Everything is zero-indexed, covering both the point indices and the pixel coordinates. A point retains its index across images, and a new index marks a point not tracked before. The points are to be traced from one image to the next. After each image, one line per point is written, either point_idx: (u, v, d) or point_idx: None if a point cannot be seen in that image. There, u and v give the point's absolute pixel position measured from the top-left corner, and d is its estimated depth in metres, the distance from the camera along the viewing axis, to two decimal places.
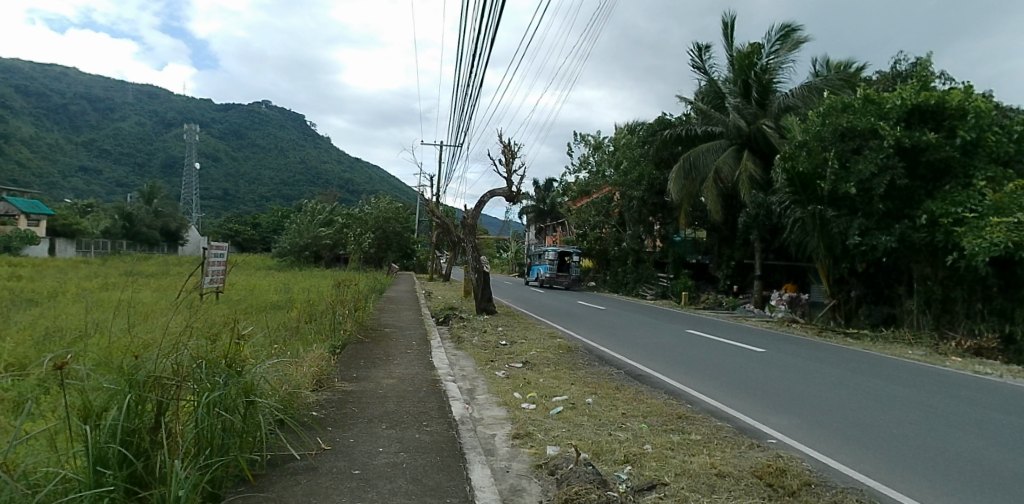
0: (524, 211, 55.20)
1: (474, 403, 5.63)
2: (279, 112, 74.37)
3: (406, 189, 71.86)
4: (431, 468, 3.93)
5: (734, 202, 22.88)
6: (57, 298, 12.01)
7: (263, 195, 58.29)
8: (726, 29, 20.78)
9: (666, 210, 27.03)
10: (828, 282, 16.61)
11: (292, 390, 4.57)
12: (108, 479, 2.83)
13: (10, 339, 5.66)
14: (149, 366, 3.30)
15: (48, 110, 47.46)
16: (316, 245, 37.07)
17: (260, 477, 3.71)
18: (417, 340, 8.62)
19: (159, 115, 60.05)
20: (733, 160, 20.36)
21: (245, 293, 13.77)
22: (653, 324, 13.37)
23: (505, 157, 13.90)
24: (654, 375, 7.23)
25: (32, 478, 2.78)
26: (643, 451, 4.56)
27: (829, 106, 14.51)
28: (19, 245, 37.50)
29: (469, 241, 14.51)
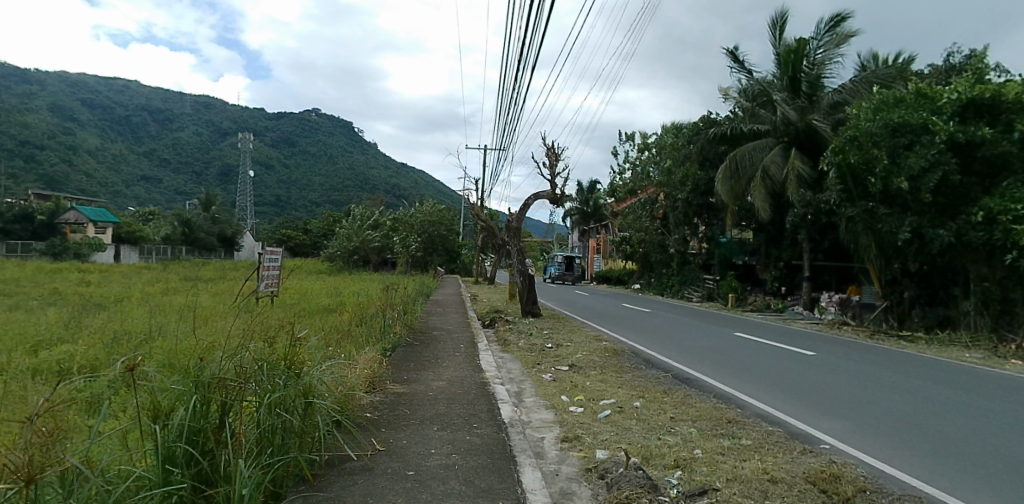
0: (568, 213, 55.55)
1: (523, 406, 5.63)
2: (329, 118, 75.38)
3: (452, 193, 71.96)
4: (483, 470, 3.95)
5: (781, 202, 22.31)
6: (123, 301, 12.65)
7: (314, 200, 61.08)
8: (776, 25, 20.36)
9: (711, 211, 26.59)
10: (879, 283, 16.07)
11: (348, 392, 4.64)
12: (176, 478, 2.96)
13: (82, 342, 5.86)
14: (213, 368, 3.47)
15: (112, 122, 56.50)
16: (365, 249, 38.00)
17: (319, 477, 3.81)
18: (465, 342, 8.71)
19: (215, 125, 63.25)
20: (781, 158, 19.99)
21: (299, 296, 14.24)
22: (700, 326, 13.20)
23: (549, 159, 13.83)
24: (701, 378, 7.16)
25: (108, 475, 2.93)
26: (693, 456, 4.48)
27: (879, 101, 14.04)
28: (88, 252, 39.25)
29: (514, 245, 14.54)
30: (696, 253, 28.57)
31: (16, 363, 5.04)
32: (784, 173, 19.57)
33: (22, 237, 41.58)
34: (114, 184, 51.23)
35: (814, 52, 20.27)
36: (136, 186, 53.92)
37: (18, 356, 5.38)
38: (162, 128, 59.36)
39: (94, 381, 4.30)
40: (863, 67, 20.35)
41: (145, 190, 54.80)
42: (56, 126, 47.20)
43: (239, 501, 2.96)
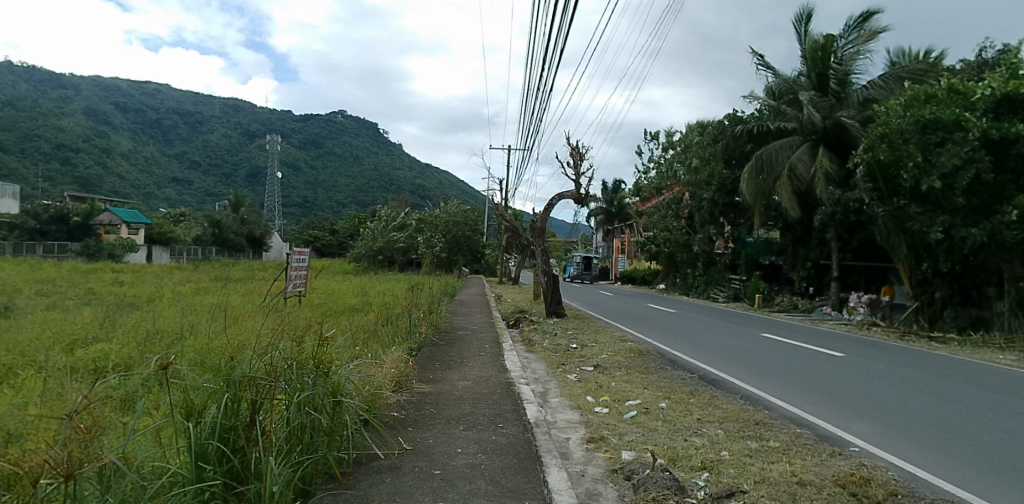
0: (593, 213, 55.64)
1: (548, 406, 5.61)
2: (355, 120, 76.07)
3: (476, 194, 72.10)
4: (509, 470, 3.94)
5: (809, 201, 21.98)
6: (155, 301, 12.95)
7: (341, 201, 61.94)
8: (801, 23, 20.13)
9: (737, 211, 26.34)
10: (909, 283, 15.73)
11: (375, 391, 4.66)
12: (209, 474, 3.00)
13: (117, 341, 5.98)
14: (244, 367, 3.52)
15: (143, 124, 61.43)
16: (389, 249, 37.95)
17: (347, 475, 3.85)
18: (491, 342, 8.73)
19: (244, 127, 65.28)
20: (808, 157, 19.65)
21: (325, 296, 14.44)
22: (726, 327, 13.03)
23: (574, 159, 13.79)
24: (728, 379, 7.06)
25: (143, 471, 2.98)
26: (721, 458, 4.43)
27: (910, 98, 13.75)
28: (121, 252, 40.65)
29: (538, 245, 14.51)
30: (723, 253, 28.24)
31: (53, 362, 5.15)
32: (811, 171, 19.30)
33: (57, 238, 41.87)
34: (147, 185, 54.86)
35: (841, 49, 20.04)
36: (167, 188, 57.02)
37: (55, 354, 5.49)
38: (192, 130, 63.48)
39: (129, 379, 4.39)
40: (892, 62, 19.98)
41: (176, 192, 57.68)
42: (89, 130, 51.81)
43: (270, 497, 2.98)
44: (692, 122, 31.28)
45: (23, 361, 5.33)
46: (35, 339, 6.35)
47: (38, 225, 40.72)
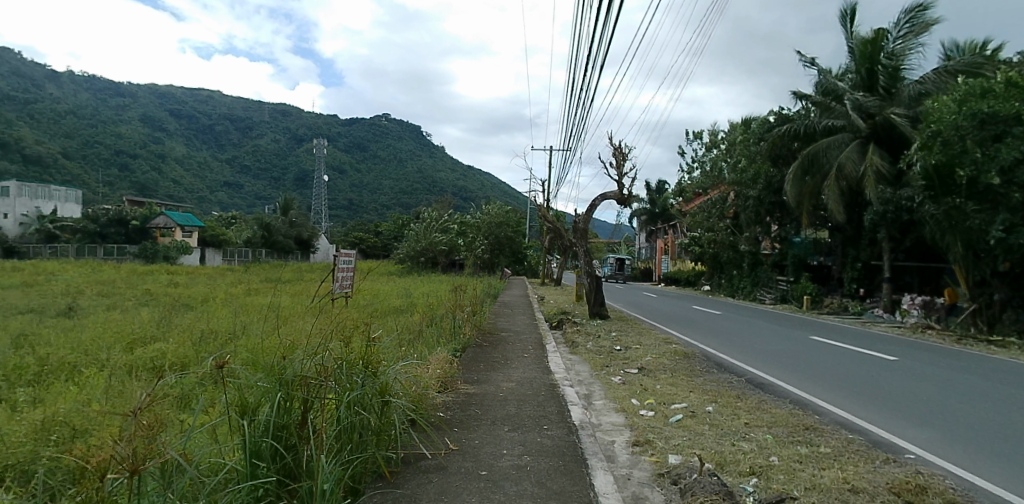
0: (635, 214, 55.80)
1: (592, 409, 5.57)
2: (399, 123, 77.08)
3: (518, 195, 72.19)
4: (554, 472, 3.92)
5: (859, 199, 21.33)
6: (208, 301, 13.52)
7: (384, 203, 62.96)
8: (846, 20, 19.61)
9: (785, 210, 25.84)
10: (966, 284, 15.32)
11: (422, 391, 4.70)
12: (263, 471, 3.08)
13: (174, 341, 6.15)
14: (296, 367, 3.59)
15: (197, 132, 66.88)
16: (432, 251, 37.76)
17: (396, 474, 3.88)
18: (534, 344, 8.73)
19: (291, 132, 69.02)
20: (857, 155, 19.16)
21: (371, 296, 14.86)
22: (772, 330, 12.74)
23: (616, 159, 13.65)
24: (777, 383, 6.90)
25: (201, 467, 3.07)
26: (770, 463, 4.33)
27: (965, 92, 13.21)
28: (175, 255, 42.35)
29: (581, 246, 14.40)
30: (769, 254, 27.79)
31: (115, 361, 5.34)
32: (860, 169, 18.79)
33: (116, 241, 44.52)
34: (199, 190, 59.01)
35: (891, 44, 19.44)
36: (219, 192, 61.01)
37: (116, 354, 5.67)
38: (243, 135, 67.68)
39: (189, 377, 4.53)
40: (945, 57, 19.13)
41: (227, 195, 61.72)
42: (147, 137, 57.99)
43: (321, 494, 3.02)
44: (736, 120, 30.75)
45: (87, 360, 5.56)
46: (98, 338, 6.60)
47: (98, 229, 43.75)
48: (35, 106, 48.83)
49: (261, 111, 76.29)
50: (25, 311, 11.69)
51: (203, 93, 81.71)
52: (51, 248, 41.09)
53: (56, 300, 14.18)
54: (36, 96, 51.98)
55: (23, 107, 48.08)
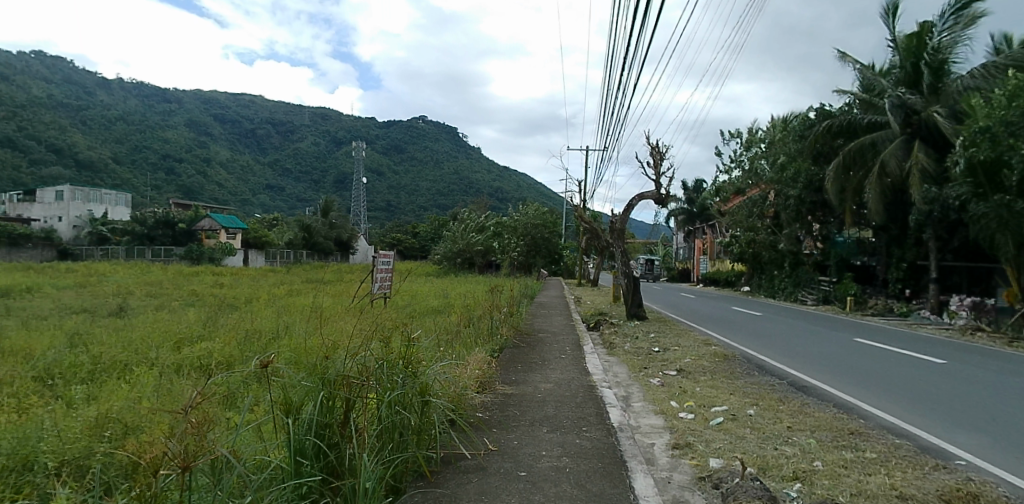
0: (673, 214, 56.24)
1: (631, 410, 5.53)
2: (435, 125, 77.84)
3: (554, 196, 72.10)
4: (593, 475, 3.88)
5: (903, 197, 20.70)
6: (253, 301, 13.91)
7: (421, 205, 63.73)
8: (889, 17, 19.11)
9: (827, 209, 25.33)
10: (1019, 284, 14.93)
11: (461, 391, 4.73)
12: (307, 470, 3.13)
13: (221, 340, 6.30)
14: (337, 367, 3.65)
15: (240, 136, 69.69)
16: (469, 252, 38.36)
17: (436, 474, 3.90)
18: (572, 345, 8.68)
19: (331, 135, 73.23)
20: (901, 152, 18.74)
21: (410, 296, 15.12)
22: (813, 331, 12.45)
23: (654, 158, 13.55)
24: (820, 386, 6.76)
25: (248, 465, 3.14)
26: (813, 469, 4.22)
27: (1015, 87, 12.63)
28: (219, 256, 43.11)
29: (618, 246, 14.38)
30: (811, 254, 27.34)
31: (164, 359, 5.49)
32: (904, 167, 18.38)
33: (163, 242, 45.91)
34: (242, 193, 61.44)
35: (937, 39, 18.82)
36: (261, 195, 63.56)
37: (165, 353, 5.85)
38: (285, 139, 70.80)
39: (235, 376, 4.65)
40: (995, 51, 18.27)
41: (269, 198, 63.93)
42: (193, 141, 61.68)
43: (363, 493, 3.06)
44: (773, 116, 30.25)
45: (137, 359, 5.72)
46: (147, 337, 6.83)
47: (146, 230, 44.96)
48: (87, 113, 55.17)
49: (303, 115, 79.86)
50: (78, 311, 12.17)
51: (244, 100, 84.46)
52: (102, 248, 42.80)
53: (107, 300, 14.79)
54: (88, 104, 57.97)
55: (77, 114, 54.36)
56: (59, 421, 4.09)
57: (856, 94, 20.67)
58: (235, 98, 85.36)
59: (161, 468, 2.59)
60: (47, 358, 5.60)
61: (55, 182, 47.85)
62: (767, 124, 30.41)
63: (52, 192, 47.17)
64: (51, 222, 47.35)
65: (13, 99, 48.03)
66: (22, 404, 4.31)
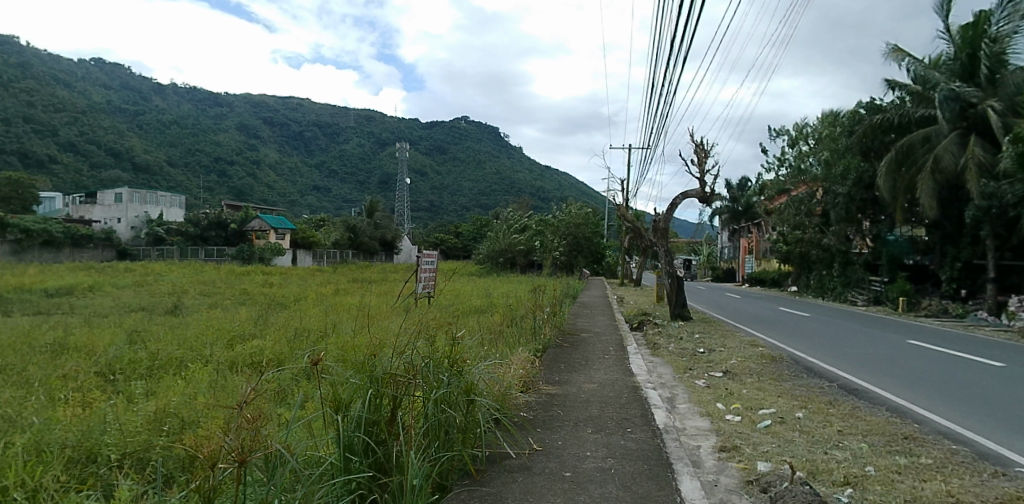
0: (717, 212, 55.79)
1: (676, 412, 5.47)
2: (477, 125, 78.26)
3: (595, 195, 71.57)
4: (640, 476, 3.83)
5: (958, 194, 20.37)
6: (303, 301, 14.12)
7: (464, 205, 64.09)
8: (940, 10, 18.45)
9: (877, 207, 24.60)
10: None
11: (505, 390, 4.77)
12: (356, 467, 3.18)
13: (270, 338, 6.48)
14: (386, 364, 3.70)
15: (288, 139, 73.34)
16: (511, 252, 38.55)
17: (481, 472, 3.92)
18: (615, 345, 8.59)
19: (375, 136, 75.51)
20: (957, 147, 18.18)
21: (454, 296, 15.13)
22: (862, 332, 12.10)
23: (698, 156, 13.36)
24: (871, 389, 6.58)
25: (301, 460, 3.21)
26: (866, 474, 4.10)
27: None
28: (269, 256, 43.82)
29: (662, 246, 14.28)
30: (861, 253, 26.45)
31: (217, 357, 5.68)
32: (960, 162, 17.84)
33: (216, 243, 47.48)
34: (290, 195, 64.38)
35: (995, 27, 17.77)
36: (308, 196, 66.65)
37: (219, 350, 6.05)
38: (332, 141, 74.48)
39: (283, 373, 4.77)
40: None
41: (316, 200, 66.56)
42: (243, 145, 65.70)
43: (411, 490, 3.10)
44: (822, 111, 29.52)
45: (192, 355, 5.92)
46: (202, 335, 7.06)
47: (199, 231, 46.68)
48: (144, 117, 60.69)
49: (348, 119, 82.46)
50: (134, 311, 12.29)
51: (292, 104, 87.69)
52: (159, 249, 44.56)
53: (162, 300, 14.90)
54: (144, 108, 63.62)
55: (134, 118, 60.03)
56: (120, 415, 4.25)
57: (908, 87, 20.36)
58: (283, 103, 88.68)
59: (222, 459, 2.66)
60: (107, 354, 5.84)
61: (114, 184, 50.97)
62: (815, 120, 29.78)
63: (112, 194, 48.45)
64: (110, 223, 48.66)
65: (77, 106, 52.44)
66: (86, 399, 4.51)
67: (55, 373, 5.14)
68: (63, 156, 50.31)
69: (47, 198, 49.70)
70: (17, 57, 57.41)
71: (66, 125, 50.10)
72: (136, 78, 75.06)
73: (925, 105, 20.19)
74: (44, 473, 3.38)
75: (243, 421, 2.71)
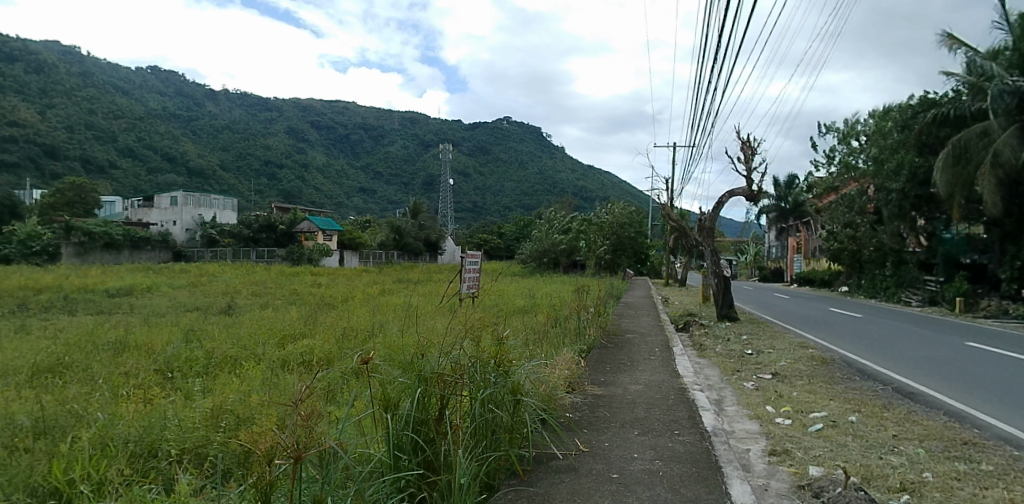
0: (764, 211, 54.85)
1: (724, 415, 5.40)
2: (520, 126, 78.20)
3: (639, 194, 70.69)
4: (688, 479, 3.78)
5: (1019, 189, 19.58)
6: (350, 301, 14.39)
7: (507, 205, 64.28)
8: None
9: (933, 204, 23.79)
10: None
11: (551, 391, 4.78)
12: (406, 465, 3.22)
13: (320, 337, 6.63)
14: (433, 364, 3.71)
15: (335, 141, 76.39)
16: (554, 252, 38.47)
17: (528, 472, 3.93)
18: (661, 346, 8.54)
19: (419, 138, 76.79)
20: (1017, 141, 17.42)
21: (498, 296, 15.17)
22: (917, 334, 11.68)
23: (745, 153, 13.09)
24: (928, 393, 6.37)
25: (353, 457, 3.27)
26: (924, 480, 3.94)
27: None
28: (318, 258, 44.49)
29: (708, 245, 14.11)
30: (916, 252, 25.53)
31: (269, 356, 5.85)
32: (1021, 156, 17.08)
33: (267, 244, 48.35)
34: (337, 196, 66.20)
35: None
36: (354, 197, 68.43)
37: (271, 349, 6.24)
38: (376, 143, 76.41)
39: (330, 371, 4.87)
40: None
41: (361, 200, 68.42)
42: (292, 148, 68.58)
43: (461, 489, 3.11)
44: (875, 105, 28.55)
45: (245, 354, 6.10)
46: (254, 334, 7.27)
47: (251, 233, 47.67)
48: (197, 123, 64.77)
49: (392, 121, 83.86)
50: (190, 310, 12.63)
51: (338, 107, 90.26)
52: (212, 251, 45.59)
53: (217, 300, 15.42)
54: (196, 114, 67.20)
55: (187, 124, 64.18)
56: (179, 411, 4.41)
57: (964, 78, 19.69)
58: (329, 106, 91.12)
59: (278, 456, 2.69)
60: (166, 352, 6.07)
61: (169, 187, 53.65)
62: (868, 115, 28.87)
63: (168, 197, 50.65)
64: (167, 226, 50.67)
65: (134, 113, 56.93)
66: (147, 396, 4.69)
67: (118, 370, 5.38)
68: (121, 161, 54.59)
69: (108, 202, 51.50)
70: (80, 68, 61.81)
71: (125, 130, 54.60)
72: (189, 84, 79.05)
73: (980, 99, 19.55)
74: (110, 466, 3.51)
75: (298, 421, 2.72)
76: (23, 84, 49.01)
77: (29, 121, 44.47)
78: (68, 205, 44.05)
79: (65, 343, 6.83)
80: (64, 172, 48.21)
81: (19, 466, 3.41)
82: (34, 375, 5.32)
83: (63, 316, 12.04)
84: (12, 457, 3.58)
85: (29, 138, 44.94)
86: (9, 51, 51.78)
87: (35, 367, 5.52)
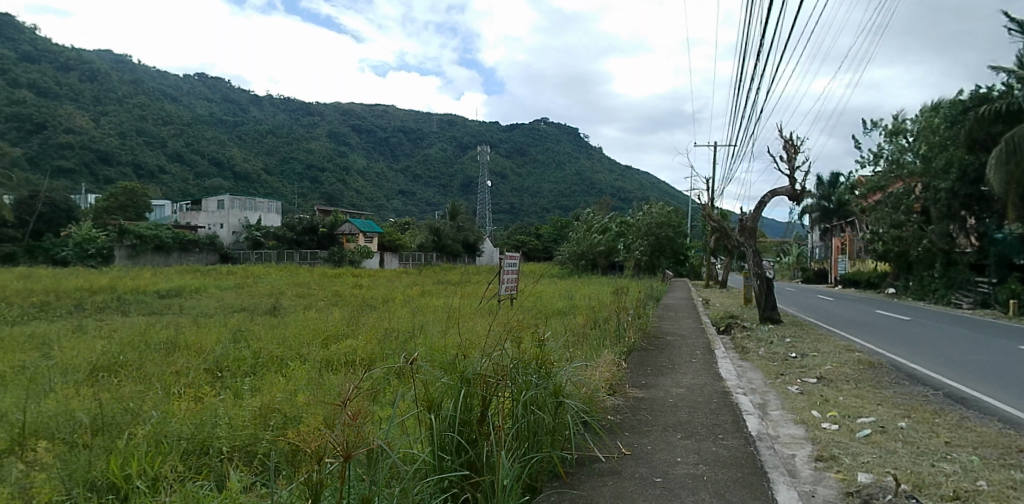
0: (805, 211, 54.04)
1: (769, 419, 5.33)
2: (557, 126, 77.83)
3: (678, 195, 69.75)
4: (732, 485, 3.73)
5: None
6: (389, 302, 14.79)
7: (544, 206, 64.13)
8: None
9: (984, 203, 23.30)
10: None
11: (592, 393, 4.80)
12: (449, 466, 3.25)
13: (362, 338, 6.75)
14: (476, 365, 3.74)
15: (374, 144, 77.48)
16: (592, 253, 38.70)
17: (571, 475, 3.93)
18: (702, 349, 8.44)
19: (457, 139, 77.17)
20: None
21: (536, 297, 15.28)
22: (967, 337, 11.29)
23: (788, 152, 12.78)
24: (983, 398, 6.18)
25: (397, 456, 3.33)
26: (978, 489, 3.82)
27: None
28: (359, 258, 45.40)
29: (749, 246, 13.84)
30: (966, 252, 24.63)
31: (314, 356, 6.00)
32: None
33: (310, 246, 49.46)
34: None
35: None
36: None
37: (313, 349, 6.38)
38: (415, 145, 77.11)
39: (371, 373, 4.95)
40: None
41: None
42: (333, 151, 69.79)
43: (503, 490, 3.10)
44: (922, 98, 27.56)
45: (290, 354, 6.25)
46: (298, 334, 7.46)
47: (294, 236, 48.58)
48: (242, 128, 66.75)
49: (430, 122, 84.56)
50: (238, 311, 13.13)
51: (378, 109, 91.54)
52: (257, 253, 46.68)
53: (263, 300, 16.14)
54: (241, 120, 69.25)
55: (233, 129, 66.29)
56: (229, 410, 4.54)
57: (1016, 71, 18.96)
58: (369, 109, 92.64)
59: (328, 455, 2.70)
60: (214, 352, 6.25)
61: (214, 190, 55.47)
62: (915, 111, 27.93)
63: (215, 201, 51.97)
64: (214, 229, 51.76)
65: (182, 119, 58.94)
66: (197, 394, 4.85)
67: (170, 369, 5.57)
68: (170, 166, 56.76)
69: (159, 205, 53.36)
70: (133, 77, 64.58)
71: (173, 137, 56.48)
72: (235, 91, 81.81)
73: None
74: (164, 463, 3.62)
75: (347, 419, 2.73)
76: (78, 93, 50.20)
77: (83, 128, 45.18)
78: (121, 209, 45.79)
79: (120, 342, 7.10)
80: (117, 177, 50.22)
81: (80, 457, 3.55)
82: (93, 373, 5.57)
83: (119, 316, 12.57)
84: (72, 452, 3.71)
85: (84, 144, 45.92)
86: (64, 61, 53.66)
87: (94, 365, 5.77)
